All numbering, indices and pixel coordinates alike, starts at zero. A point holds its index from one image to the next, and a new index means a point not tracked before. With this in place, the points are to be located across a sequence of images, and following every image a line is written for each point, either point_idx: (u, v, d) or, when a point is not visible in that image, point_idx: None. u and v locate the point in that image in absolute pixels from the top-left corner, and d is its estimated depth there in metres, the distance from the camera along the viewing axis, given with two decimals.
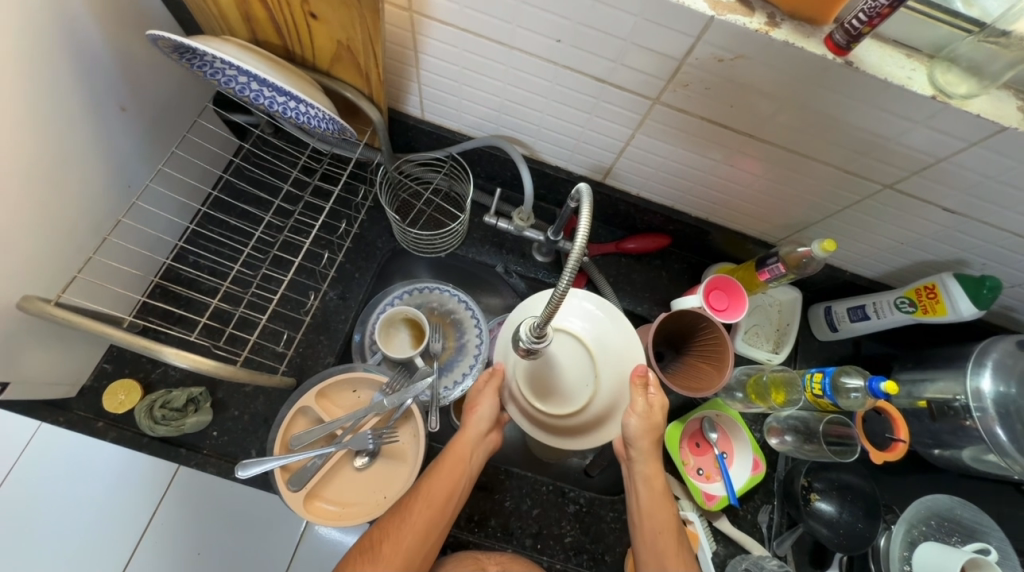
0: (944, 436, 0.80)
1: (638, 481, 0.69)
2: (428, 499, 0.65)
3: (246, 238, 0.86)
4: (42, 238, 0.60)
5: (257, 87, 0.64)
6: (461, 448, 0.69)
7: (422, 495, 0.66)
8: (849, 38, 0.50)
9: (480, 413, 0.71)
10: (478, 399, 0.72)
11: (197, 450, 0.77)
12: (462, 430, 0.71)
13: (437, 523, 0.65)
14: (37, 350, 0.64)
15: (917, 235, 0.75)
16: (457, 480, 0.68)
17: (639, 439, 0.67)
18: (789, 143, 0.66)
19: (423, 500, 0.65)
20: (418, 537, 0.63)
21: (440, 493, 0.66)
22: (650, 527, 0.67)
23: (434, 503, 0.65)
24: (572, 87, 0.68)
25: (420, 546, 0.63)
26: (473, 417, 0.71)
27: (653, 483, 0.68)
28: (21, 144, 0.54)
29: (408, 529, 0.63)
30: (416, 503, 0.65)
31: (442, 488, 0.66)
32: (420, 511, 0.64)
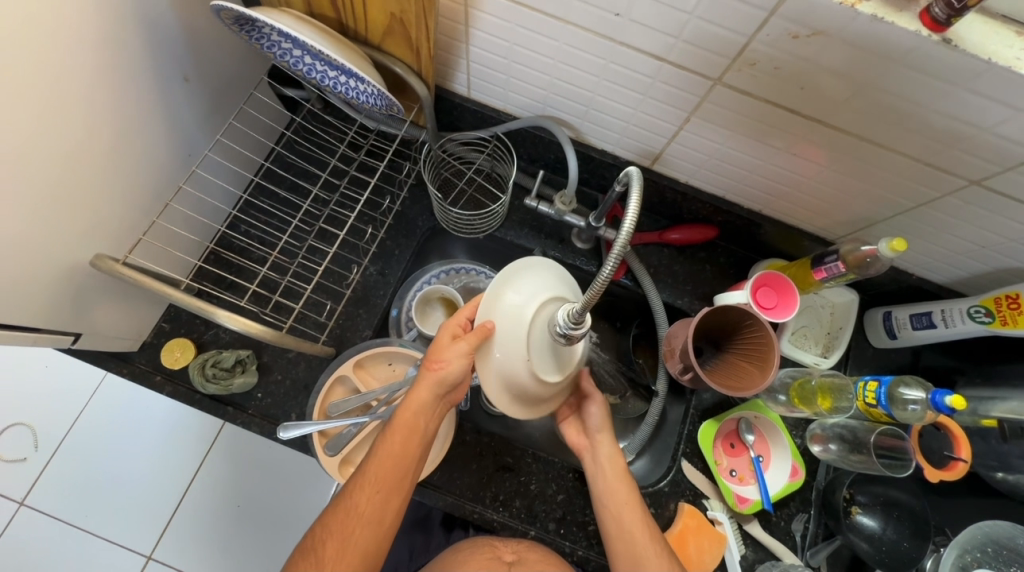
0: (1012, 459, 0.74)
1: (603, 461, 0.72)
2: (375, 480, 0.59)
3: (293, 210, 0.89)
4: (112, 201, 0.63)
5: (311, 62, 0.65)
6: (411, 415, 0.60)
7: (368, 476, 0.60)
8: (950, 12, 0.44)
9: (442, 374, 0.60)
10: (440, 353, 0.61)
11: (243, 409, 0.80)
12: (413, 394, 0.61)
13: (390, 502, 0.60)
14: (106, 305, 0.69)
15: (1003, 238, 0.68)
16: (410, 451, 0.61)
17: (600, 423, 0.73)
18: (864, 131, 0.61)
19: (370, 481, 0.59)
20: (372, 518, 0.59)
21: (390, 470, 0.60)
22: (615, 503, 0.70)
23: (382, 480, 0.59)
24: (627, 65, 0.65)
25: (374, 531, 0.59)
26: (424, 382, 0.61)
27: (618, 463, 0.71)
28: (94, 109, 0.57)
29: (355, 520, 0.58)
30: (363, 485, 0.59)
31: (391, 464, 0.60)
32: (367, 495, 0.59)
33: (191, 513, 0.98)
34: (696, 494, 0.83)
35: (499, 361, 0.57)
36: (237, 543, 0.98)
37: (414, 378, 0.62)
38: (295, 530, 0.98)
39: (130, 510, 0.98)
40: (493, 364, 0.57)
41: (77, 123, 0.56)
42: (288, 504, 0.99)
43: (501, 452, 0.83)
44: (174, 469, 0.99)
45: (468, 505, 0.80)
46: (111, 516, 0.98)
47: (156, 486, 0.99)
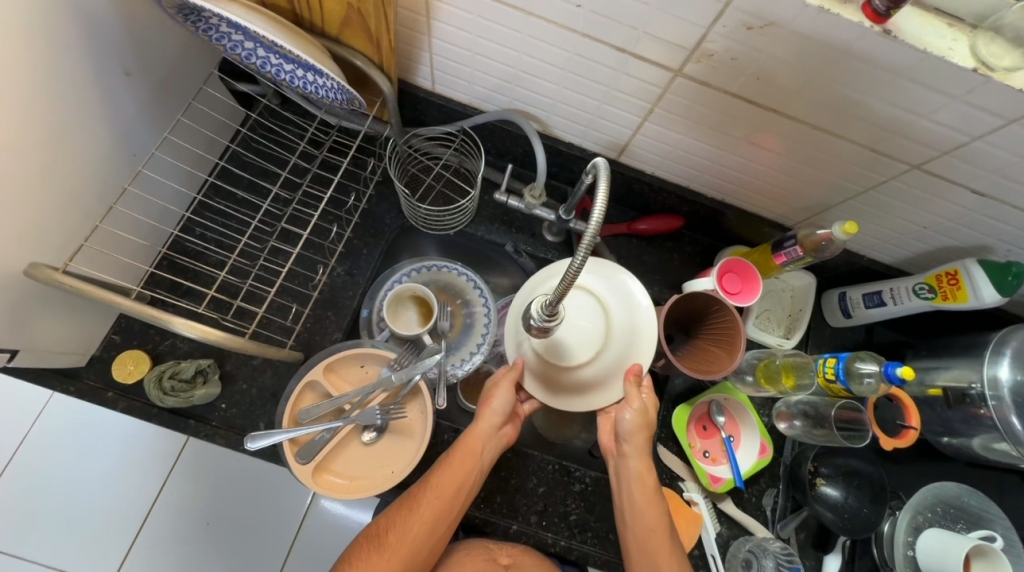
0: (956, 424, 0.80)
1: (631, 478, 0.68)
2: (438, 492, 0.65)
3: (253, 211, 0.85)
4: (48, 206, 0.59)
5: (264, 54, 0.63)
6: (475, 437, 0.68)
7: (432, 487, 0.65)
8: (889, 4, 0.47)
9: (495, 407, 0.69)
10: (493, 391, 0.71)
11: (206, 421, 0.77)
12: (478, 419, 0.69)
13: (446, 514, 0.65)
14: (46, 318, 0.64)
15: (941, 219, 0.73)
16: (470, 471, 0.66)
17: (633, 433, 0.69)
18: (814, 119, 0.63)
19: (432, 489, 0.65)
20: (427, 527, 0.63)
21: (451, 484, 0.65)
22: (639, 520, 0.67)
23: (444, 494, 0.65)
24: (590, 57, 0.65)
25: (427, 535, 0.63)
26: (486, 410, 0.70)
27: (646, 480, 0.67)
28: (21, 106, 0.53)
29: (414, 520, 0.63)
30: (426, 495, 0.65)
31: (453, 479, 0.65)
32: (429, 504, 0.64)
33: (154, 533, 0.92)
34: (672, 476, 0.85)
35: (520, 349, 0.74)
36: (207, 559, 0.93)
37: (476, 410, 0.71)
38: (269, 540, 0.95)
39: (86, 535, 0.92)
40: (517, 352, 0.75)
41: (3, 122, 0.51)
42: (261, 513, 0.95)
43: None
44: (133, 488, 0.94)
45: None
46: (64, 542, 0.91)
47: (114, 507, 0.93)
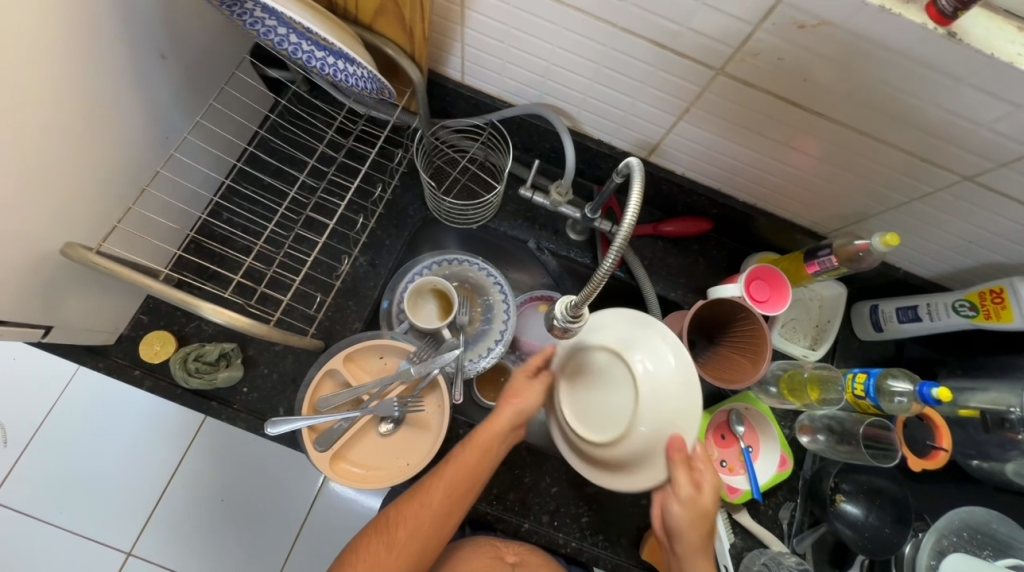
0: (989, 448, 0.76)
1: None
2: (449, 485, 0.63)
3: (279, 198, 0.85)
4: (84, 186, 0.60)
5: (297, 41, 0.62)
6: (492, 434, 0.65)
7: (442, 480, 0.63)
8: (957, 5, 0.44)
9: (521, 405, 0.66)
10: (521, 389, 0.67)
11: (228, 404, 0.78)
12: (495, 415, 0.66)
13: (454, 510, 0.63)
14: (79, 296, 0.66)
15: (989, 233, 0.69)
16: (482, 466, 0.64)
17: (683, 531, 0.62)
18: (862, 124, 0.61)
19: (442, 483, 0.63)
20: (435, 521, 0.62)
21: (461, 479, 0.63)
22: None
23: (453, 487, 0.63)
24: (628, 52, 0.63)
25: (437, 531, 0.62)
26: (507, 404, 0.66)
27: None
28: (61, 86, 0.53)
29: (425, 515, 0.62)
30: (435, 488, 0.63)
31: (464, 474, 0.63)
32: (438, 496, 0.62)
33: (170, 508, 0.94)
34: None
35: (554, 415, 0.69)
36: (220, 537, 0.94)
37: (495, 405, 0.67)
38: (280, 521, 0.95)
39: (105, 507, 0.94)
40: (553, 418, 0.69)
41: (44, 102, 0.52)
42: (273, 494, 0.95)
43: None
44: (151, 464, 0.95)
45: None
46: (83, 513, 0.93)
47: (132, 482, 0.94)
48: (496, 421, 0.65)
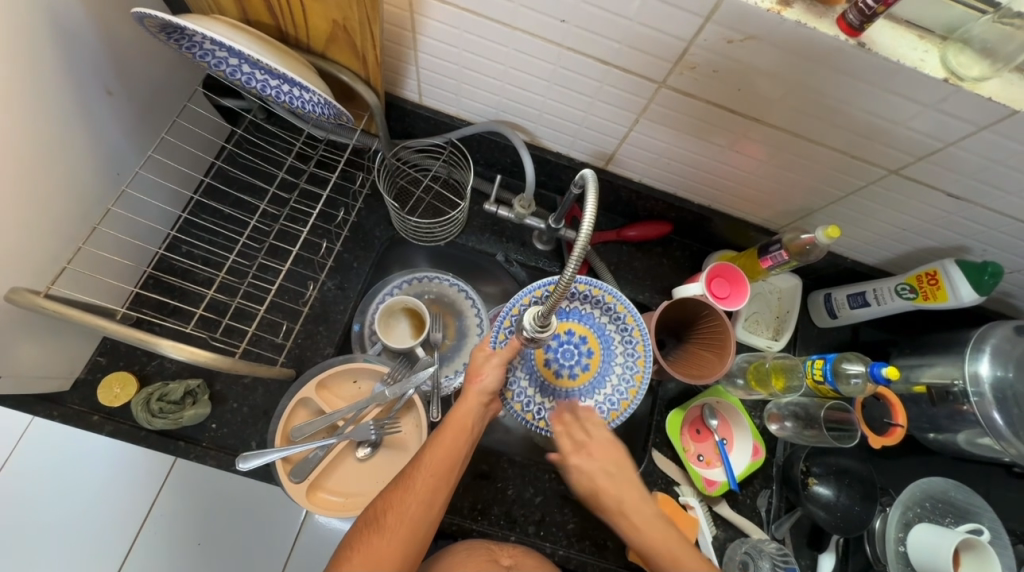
0: (941, 420, 0.81)
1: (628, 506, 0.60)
2: (430, 468, 0.60)
3: (241, 227, 0.84)
4: (30, 229, 0.58)
5: (250, 71, 0.62)
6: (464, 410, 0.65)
7: (422, 461, 0.61)
8: (863, 18, 0.49)
9: (483, 384, 0.67)
10: (479, 367, 0.68)
11: (196, 443, 0.76)
12: (462, 399, 0.66)
13: (441, 494, 0.60)
14: (30, 342, 0.63)
15: (919, 221, 0.75)
16: (461, 443, 0.63)
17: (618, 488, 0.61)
18: (795, 128, 0.65)
19: (424, 467, 0.60)
20: (424, 510, 0.58)
21: (445, 461, 0.61)
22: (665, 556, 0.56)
23: (435, 471, 0.60)
24: (575, 69, 0.66)
25: (427, 513, 0.58)
26: (472, 388, 0.66)
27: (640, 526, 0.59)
28: (2, 129, 0.52)
29: (412, 496, 0.58)
30: (418, 472, 0.60)
31: (444, 452, 0.62)
32: (422, 480, 0.60)
33: (144, 561, 0.87)
34: (668, 481, 0.86)
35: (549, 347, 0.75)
36: None
37: (460, 390, 0.67)
38: (263, 560, 0.90)
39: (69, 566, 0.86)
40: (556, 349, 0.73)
41: None
42: (255, 532, 0.90)
43: (477, 460, 0.83)
44: (118, 514, 0.88)
45: (446, 517, 0.79)
46: None
47: (97, 536, 0.87)
48: (467, 399, 0.66)
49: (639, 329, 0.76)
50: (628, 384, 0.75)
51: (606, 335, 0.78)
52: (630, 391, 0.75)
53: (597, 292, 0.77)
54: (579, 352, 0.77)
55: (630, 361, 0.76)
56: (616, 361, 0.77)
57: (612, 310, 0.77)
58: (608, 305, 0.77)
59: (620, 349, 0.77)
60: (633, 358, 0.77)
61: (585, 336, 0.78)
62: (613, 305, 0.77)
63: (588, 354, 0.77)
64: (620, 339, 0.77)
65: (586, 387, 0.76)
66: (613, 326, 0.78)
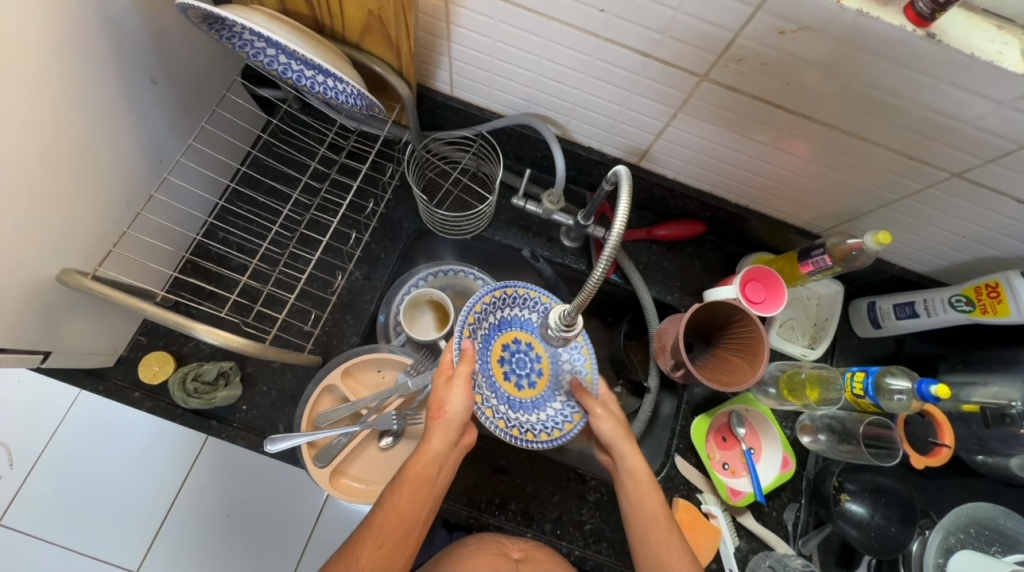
0: (993, 443, 0.76)
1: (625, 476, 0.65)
2: (379, 538, 0.56)
3: (274, 215, 0.86)
4: (80, 213, 0.60)
5: (285, 61, 0.62)
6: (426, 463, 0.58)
7: (370, 533, 0.56)
8: (934, 7, 0.45)
9: (449, 419, 0.59)
10: (443, 399, 0.59)
11: (227, 422, 0.79)
12: (425, 445, 0.59)
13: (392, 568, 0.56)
14: (78, 320, 0.67)
15: (982, 228, 0.69)
16: (419, 504, 0.58)
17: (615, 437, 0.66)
18: (848, 125, 0.61)
19: (368, 545, 0.55)
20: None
21: (396, 532, 0.56)
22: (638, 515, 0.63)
23: (383, 546, 0.56)
24: (613, 61, 0.64)
25: None
26: (441, 426, 0.59)
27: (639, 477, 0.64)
28: (54, 116, 0.54)
29: None
30: (365, 544, 0.55)
31: (396, 520, 0.57)
32: (368, 553, 0.55)
33: (178, 531, 0.92)
34: (690, 488, 0.84)
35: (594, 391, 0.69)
36: (225, 555, 0.92)
37: (424, 427, 0.60)
38: (288, 536, 0.93)
39: (112, 529, 0.92)
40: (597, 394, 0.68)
41: (40, 134, 0.53)
42: (280, 510, 0.93)
43: (496, 455, 0.82)
44: (155, 484, 0.93)
45: (463, 510, 0.79)
46: (92, 534, 0.92)
47: (137, 502, 0.92)
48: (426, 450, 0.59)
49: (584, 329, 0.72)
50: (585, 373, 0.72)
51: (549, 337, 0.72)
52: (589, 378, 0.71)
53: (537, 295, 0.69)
54: (531, 361, 0.70)
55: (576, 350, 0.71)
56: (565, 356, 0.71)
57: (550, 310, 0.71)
58: (544, 306, 0.70)
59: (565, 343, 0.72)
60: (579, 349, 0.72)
61: (530, 341, 0.71)
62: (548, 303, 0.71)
63: (538, 359, 0.71)
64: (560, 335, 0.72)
65: (549, 393, 0.70)
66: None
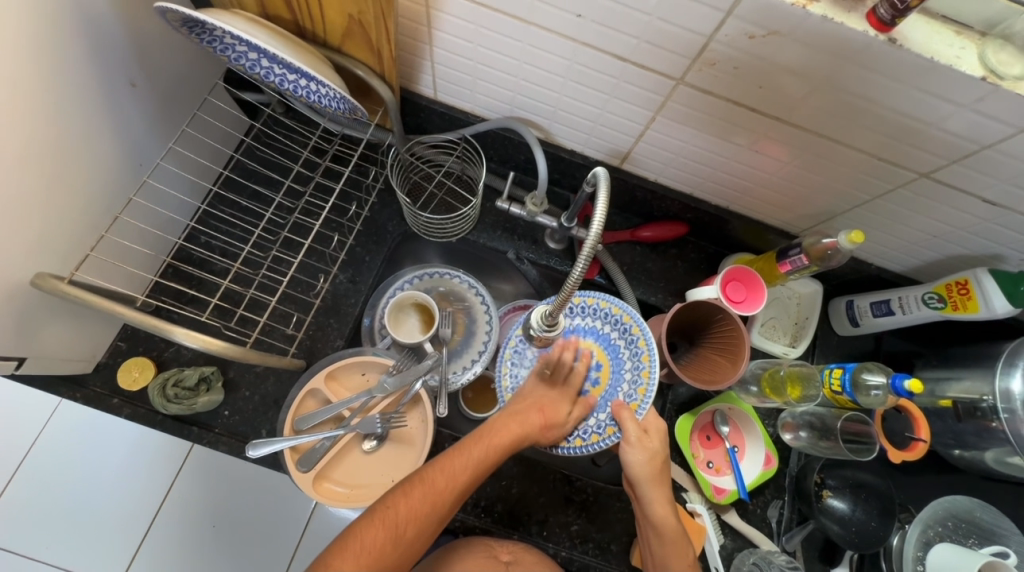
0: (967, 437, 0.77)
1: (650, 526, 0.66)
2: (451, 471, 0.60)
3: (257, 219, 0.86)
4: (56, 217, 0.60)
5: (267, 65, 0.62)
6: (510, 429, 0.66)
7: (446, 462, 0.61)
8: (894, 13, 0.46)
9: (546, 403, 0.69)
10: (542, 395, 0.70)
11: (209, 428, 0.78)
12: (518, 413, 0.68)
13: (435, 514, 0.57)
14: (55, 326, 0.66)
15: (951, 228, 0.71)
16: (493, 456, 0.64)
17: (644, 480, 0.65)
18: (820, 127, 0.62)
19: (422, 484, 0.58)
20: (402, 540, 0.55)
21: (461, 476, 0.60)
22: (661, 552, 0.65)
23: (437, 487, 0.58)
24: (592, 66, 0.65)
25: (425, 516, 0.57)
26: (534, 403, 0.69)
27: (662, 527, 0.65)
28: (28, 119, 0.53)
29: (419, 495, 0.57)
30: (436, 471, 0.60)
31: (470, 459, 0.62)
32: (438, 480, 0.59)
33: (161, 541, 0.90)
34: (674, 487, 0.85)
35: (630, 424, 0.66)
36: (208, 565, 0.90)
37: (521, 401, 0.69)
38: (273, 544, 0.92)
39: (90, 540, 0.90)
40: (633, 429, 0.66)
41: (12, 137, 0.52)
42: (264, 517, 0.92)
43: None
44: (136, 493, 0.91)
45: (450, 513, 0.79)
46: (71, 547, 0.89)
47: (117, 512, 0.91)
48: (517, 422, 0.67)
49: (645, 339, 0.71)
50: (636, 386, 0.71)
51: (613, 346, 0.74)
52: (640, 390, 0.70)
53: (604, 305, 0.75)
54: (587, 367, 0.75)
55: (636, 362, 0.72)
56: (625, 369, 0.72)
57: (617, 320, 0.74)
58: (614, 316, 0.74)
59: (628, 356, 0.73)
60: (640, 359, 0.72)
61: (591, 349, 0.75)
62: (618, 314, 0.74)
63: (597, 367, 0.74)
64: (628, 347, 0.73)
65: (599, 401, 0.72)
66: (620, 336, 0.74)
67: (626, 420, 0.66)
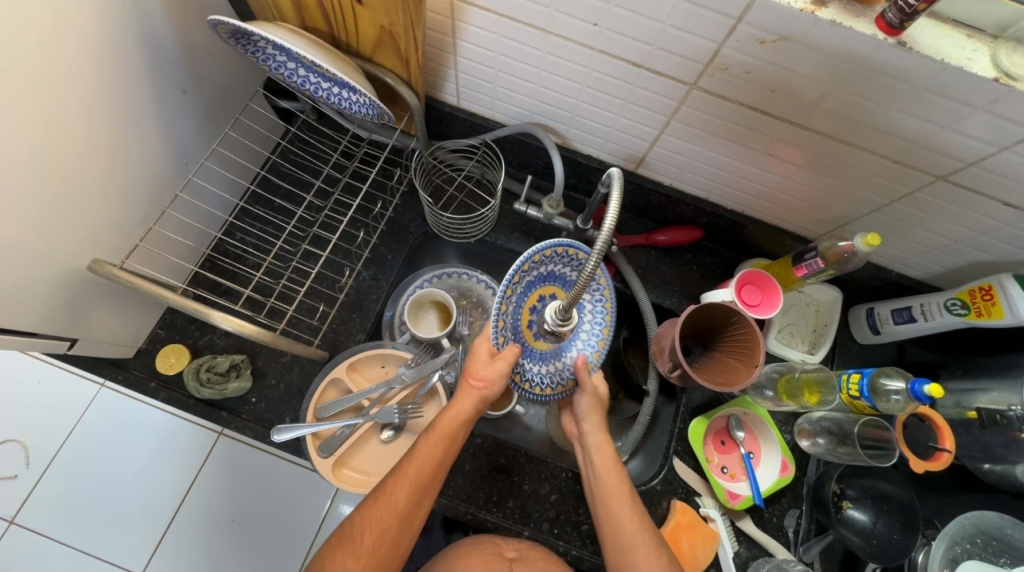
0: (995, 449, 0.75)
1: (592, 449, 0.70)
2: (412, 479, 0.61)
3: (289, 218, 0.92)
4: (109, 208, 0.66)
5: (304, 74, 0.68)
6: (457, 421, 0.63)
7: (401, 476, 0.61)
8: (902, 17, 0.48)
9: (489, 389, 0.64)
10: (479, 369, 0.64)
11: (237, 413, 0.82)
12: (458, 403, 0.65)
13: (400, 522, 0.59)
14: (101, 311, 0.71)
15: (974, 232, 0.71)
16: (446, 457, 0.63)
17: (590, 411, 0.71)
18: (835, 130, 0.63)
19: (378, 502, 0.60)
20: (365, 551, 0.57)
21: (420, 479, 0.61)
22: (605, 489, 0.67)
23: (394, 498, 0.60)
24: (608, 73, 0.68)
25: (386, 534, 0.58)
26: (473, 388, 0.65)
27: (606, 450, 0.69)
28: (87, 120, 0.59)
29: (380, 509, 0.59)
30: (398, 483, 0.61)
31: (425, 467, 0.62)
32: (401, 495, 0.60)
33: (186, 527, 0.94)
34: (688, 491, 0.84)
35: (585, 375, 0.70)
36: (229, 553, 0.94)
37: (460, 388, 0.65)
38: (291, 536, 0.95)
39: (120, 523, 0.94)
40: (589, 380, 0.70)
41: (72, 135, 0.58)
42: (284, 509, 0.96)
43: (494, 453, 0.84)
44: (165, 478, 0.96)
45: (461, 506, 0.80)
46: (103, 528, 0.94)
47: (147, 496, 0.95)
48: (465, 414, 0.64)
49: (613, 314, 0.72)
50: (590, 352, 0.73)
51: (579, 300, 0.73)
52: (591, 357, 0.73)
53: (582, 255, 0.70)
54: None
55: (596, 329, 0.73)
56: (584, 327, 0.73)
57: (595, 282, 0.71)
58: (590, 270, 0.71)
59: (589, 316, 0.73)
60: (599, 327, 0.73)
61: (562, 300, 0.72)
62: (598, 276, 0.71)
63: None
64: (591, 306, 0.73)
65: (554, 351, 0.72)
66: (589, 294, 0.73)
67: (585, 376, 0.70)
